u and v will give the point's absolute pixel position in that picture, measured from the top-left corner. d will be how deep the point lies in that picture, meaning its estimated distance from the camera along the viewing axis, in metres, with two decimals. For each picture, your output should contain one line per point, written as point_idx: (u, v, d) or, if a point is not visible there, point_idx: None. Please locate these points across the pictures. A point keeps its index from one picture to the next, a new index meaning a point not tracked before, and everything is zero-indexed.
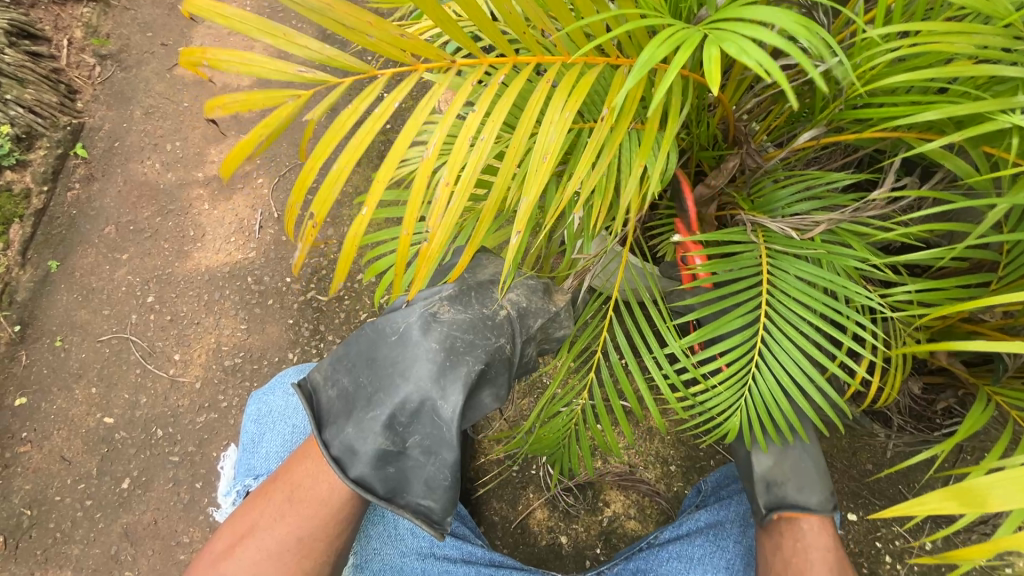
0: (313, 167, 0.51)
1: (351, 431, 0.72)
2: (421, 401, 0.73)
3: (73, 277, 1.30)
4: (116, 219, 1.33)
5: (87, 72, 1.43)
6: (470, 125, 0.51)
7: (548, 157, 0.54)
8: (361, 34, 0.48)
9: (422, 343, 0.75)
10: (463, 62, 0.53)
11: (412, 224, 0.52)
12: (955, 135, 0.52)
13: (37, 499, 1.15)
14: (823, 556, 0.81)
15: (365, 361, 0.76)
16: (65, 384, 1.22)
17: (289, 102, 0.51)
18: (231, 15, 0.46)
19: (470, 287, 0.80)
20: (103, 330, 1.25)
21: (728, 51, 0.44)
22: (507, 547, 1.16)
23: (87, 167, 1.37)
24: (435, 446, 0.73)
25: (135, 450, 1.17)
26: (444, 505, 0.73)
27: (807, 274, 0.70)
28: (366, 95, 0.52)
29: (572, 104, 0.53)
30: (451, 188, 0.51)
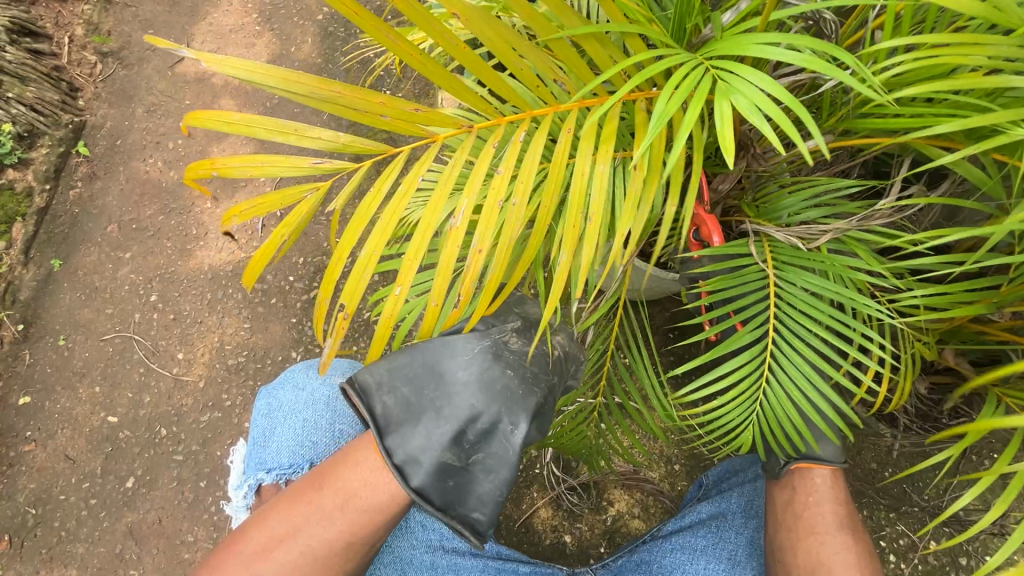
0: (344, 259, 0.51)
1: (416, 440, 0.70)
2: (492, 423, 0.73)
3: (76, 276, 1.29)
4: (118, 218, 1.32)
5: (89, 70, 1.42)
6: (498, 190, 0.53)
7: (590, 215, 0.54)
8: (374, 116, 0.50)
9: (496, 367, 0.74)
10: (481, 124, 0.54)
11: (441, 295, 0.54)
12: (971, 148, 0.51)
13: (41, 498, 1.15)
14: (834, 507, 0.82)
15: (431, 374, 0.75)
16: (68, 383, 1.22)
17: (306, 197, 0.52)
18: (238, 120, 0.47)
19: (531, 323, 0.81)
20: (107, 329, 1.25)
21: (739, 103, 0.46)
22: (511, 546, 1.15)
23: (89, 166, 1.37)
24: (497, 465, 0.72)
25: (139, 449, 1.17)
26: (492, 520, 0.72)
27: (814, 285, 0.69)
28: (386, 176, 0.53)
29: (603, 154, 0.55)
30: (485, 254, 0.52)
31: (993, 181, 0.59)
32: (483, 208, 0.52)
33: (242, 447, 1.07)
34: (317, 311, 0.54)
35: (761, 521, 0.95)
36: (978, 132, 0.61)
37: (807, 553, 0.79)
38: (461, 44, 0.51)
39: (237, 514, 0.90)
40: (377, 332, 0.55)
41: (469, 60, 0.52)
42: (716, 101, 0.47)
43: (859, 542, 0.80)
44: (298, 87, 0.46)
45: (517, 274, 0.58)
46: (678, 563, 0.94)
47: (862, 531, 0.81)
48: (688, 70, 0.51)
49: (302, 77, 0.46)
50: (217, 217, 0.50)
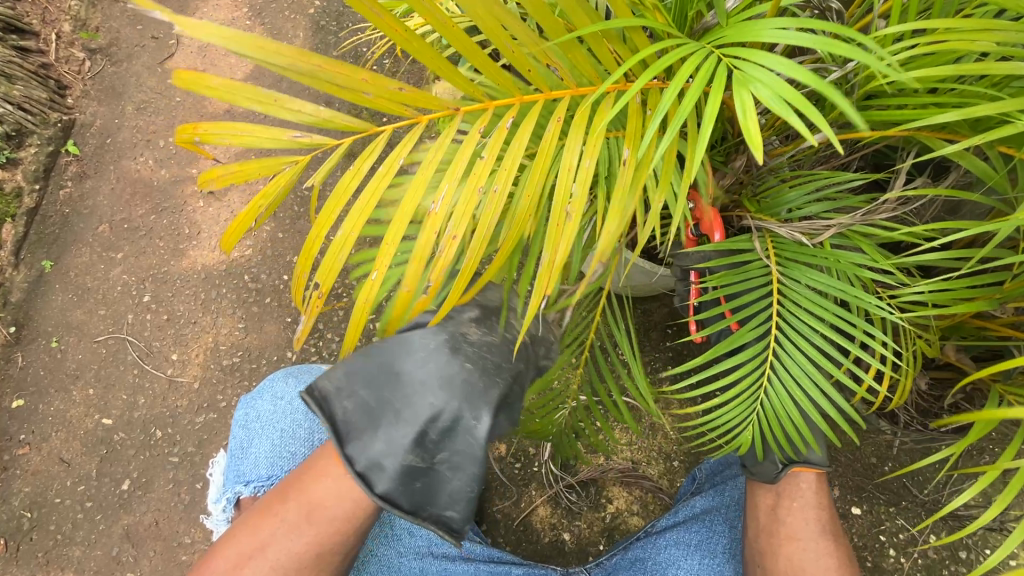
0: (320, 236, 0.52)
1: (378, 445, 0.68)
2: (454, 419, 0.70)
3: (68, 277, 1.28)
4: (110, 218, 1.31)
5: (77, 67, 1.40)
6: (479, 177, 0.52)
7: (572, 211, 0.53)
8: (357, 93, 0.48)
9: (454, 362, 0.71)
10: (467, 107, 0.53)
11: (413, 281, 0.54)
12: (977, 139, 0.49)
13: (37, 502, 1.14)
14: (817, 514, 0.81)
15: (388, 374, 0.72)
16: (62, 386, 1.21)
17: (285, 170, 0.52)
18: (217, 85, 0.44)
19: (490, 311, 0.79)
20: (100, 331, 1.24)
21: (759, 94, 0.44)
22: (510, 544, 1.15)
23: (79, 165, 1.35)
24: (463, 461, 0.69)
25: (134, 451, 1.16)
26: (467, 517, 0.70)
27: (818, 282, 0.68)
28: (369, 153, 0.52)
29: (591, 148, 0.53)
30: (458, 240, 0.52)
31: (999, 175, 0.57)
32: (461, 195, 0.52)
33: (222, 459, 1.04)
34: (295, 281, 0.56)
35: None
36: (984, 124, 0.59)
37: (788, 560, 0.79)
38: (451, 22, 0.49)
39: (218, 527, 0.90)
40: (351, 318, 0.57)
41: (458, 40, 0.50)
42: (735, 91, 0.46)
43: (840, 548, 0.80)
44: (279, 57, 0.44)
45: (492, 267, 0.57)
46: (674, 559, 0.92)
47: (842, 534, 0.81)
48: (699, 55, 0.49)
49: (281, 49, 0.43)
50: (196, 180, 0.50)
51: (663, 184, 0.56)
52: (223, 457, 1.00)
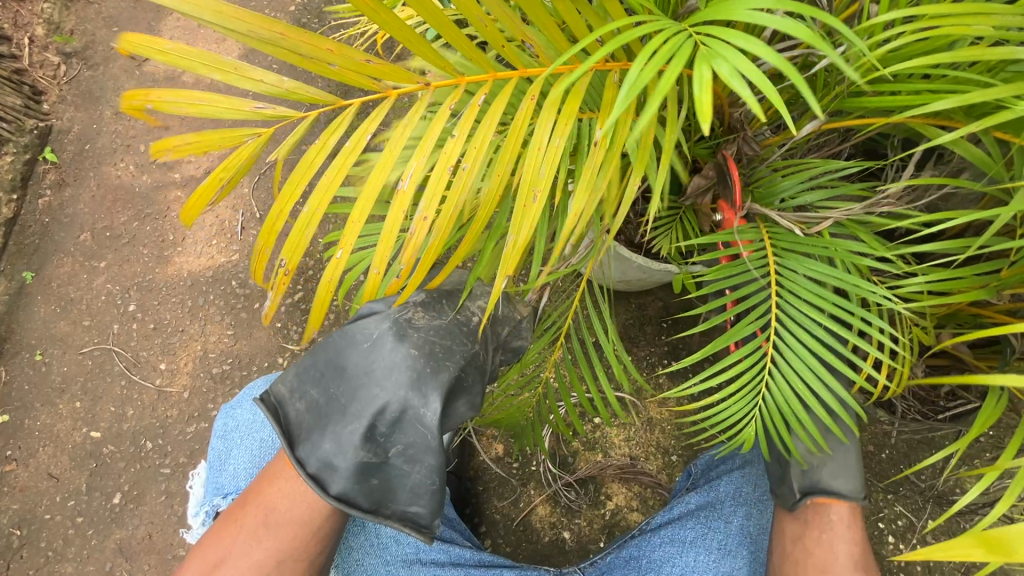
0: (285, 213, 0.48)
1: (328, 445, 0.66)
2: (402, 409, 0.67)
3: (50, 288, 1.25)
4: (91, 226, 1.28)
5: (52, 72, 1.37)
6: (450, 155, 0.49)
7: (539, 192, 0.51)
8: (322, 63, 0.45)
9: (398, 350, 0.68)
10: (438, 80, 0.49)
11: (383, 263, 0.51)
12: (973, 126, 0.48)
13: (26, 519, 1.12)
14: (850, 547, 0.79)
15: (335, 371, 0.69)
16: (48, 400, 1.18)
17: (248, 142, 0.48)
18: (171, 50, 0.41)
19: (441, 295, 0.75)
20: (85, 342, 1.21)
21: (720, 70, 0.42)
22: (509, 545, 1.14)
23: (57, 172, 1.32)
24: (418, 453, 0.67)
25: (124, 464, 1.14)
26: (432, 509, 0.68)
27: (815, 272, 0.67)
28: (337, 127, 0.49)
29: (562, 125, 0.51)
30: (430, 221, 0.49)
31: (996, 163, 0.56)
32: (430, 174, 0.49)
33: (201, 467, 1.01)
34: (258, 266, 0.52)
35: (750, 509, 0.93)
36: (978, 110, 0.58)
37: None
38: None
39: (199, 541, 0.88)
40: (316, 297, 0.53)
41: (428, 12, 0.46)
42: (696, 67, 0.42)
43: None
44: (233, 20, 0.40)
45: (463, 246, 0.55)
46: (668, 557, 0.91)
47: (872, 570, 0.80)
48: (670, 32, 0.47)
49: (238, 12, 0.40)
50: (153, 149, 0.46)
51: (640, 164, 0.56)
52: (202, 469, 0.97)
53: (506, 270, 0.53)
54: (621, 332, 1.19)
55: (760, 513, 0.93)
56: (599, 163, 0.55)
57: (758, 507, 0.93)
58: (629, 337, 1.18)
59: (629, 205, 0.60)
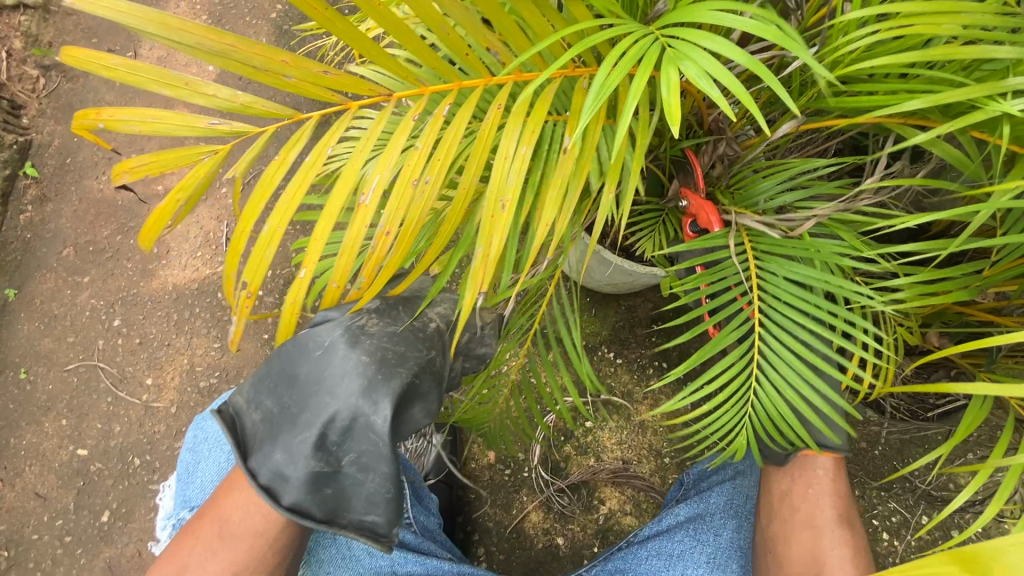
0: (245, 231, 0.48)
1: (280, 457, 0.64)
2: (352, 417, 0.66)
3: (34, 305, 1.24)
4: (74, 240, 1.27)
5: (31, 86, 1.35)
6: (413, 169, 0.49)
7: (506, 201, 0.50)
8: (276, 76, 0.45)
9: (350, 357, 0.67)
10: (400, 93, 0.49)
11: (343, 277, 0.51)
12: (946, 127, 0.48)
13: (14, 539, 1.11)
14: (834, 500, 0.80)
15: (287, 379, 0.68)
16: (33, 418, 1.17)
17: (204, 160, 0.47)
18: (117, 65, 0.41)
19: (397, 301, 0.73)
20: (69, 359, 1.20)
21: (688, 72, 0.42)
22: (503, 552, 1.13)
23: (38, 187, 1.30)
24: (373, 461, 0.66)
25: (112, 481, 1.13)
26: (389, 517, 0.67)
27: (798, 274, 0.66)
28: (294, 142, 0.49)
29: (528, 134, 0.50)
30: (392, 236, 0.49)
31: (974, 162, 0.55)
32: (394, 186, 0.49)
33: (171, 481, 1.00)
34: (220, 285, 0.51)
35: (740, 522, 0.92)
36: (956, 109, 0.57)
37: (802, 544, 0.80)
38: (380, 4, 0.44)
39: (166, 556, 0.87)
40: (281, 319, 0.52)
41: (387, 22, 0.45)
42: (663, 69, 0.43)
43: (857, 537, 0.79)
44: (180, 34, 0.40)
45: (428, 257, 0.55)
46: (655, 570, 0.90)
47: (858, 523, 0.81)
48: (635, 35, 0.46)
49: (183, 24, 0.40)
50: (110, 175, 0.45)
51: (613, 172, 0.55)
52: (172, 481, 0.95)
53: (474, 285, 0.52)
54: (611, 335, 1.18)
55: (750, 526, 0.93)
56: (569, 171, 0.54)
57: (749, 520, 0.93)
58: (619, 340, 1.18)
59: (604, 214, 0.57)
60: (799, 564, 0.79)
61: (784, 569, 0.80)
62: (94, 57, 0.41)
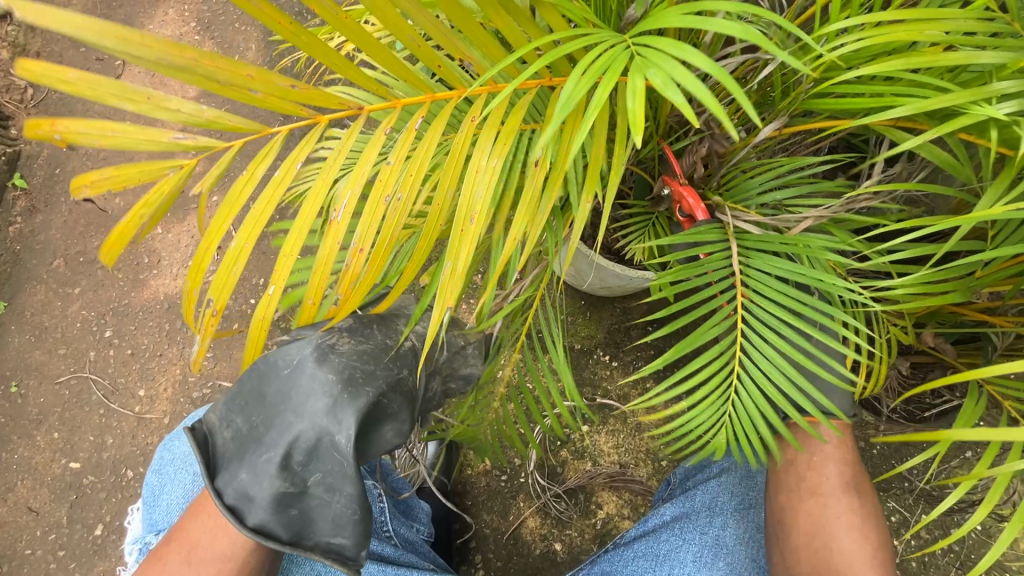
0: (211, 247, 0.47)
1: (246, 477, 0.64)
2: (318, 438, 0.65)
3: (24, 317, 1.23)
4: (64, 252, 1.26)
5: (19, 96, 1.34)
6: (386, 184, 0.48)
7: (476, 216, 0.49)
8: (243, 91, 0.44)
9: (317, 375, 0.66)
10: (370, 106, 0.49)
11: (316, 294, 0.51)
12: (934, 133, 0.48)
13: (7, 555, 1.10)
14: (840, 468, 0.79)
15: (257, 398, 0.67)
16: (25, 432, 1.16)
17: (169, 175, 0.47)
18: (73, 79, 0.39)
19: (372, 319, 0.74)
20: (61, 371, 1.19)
21: (654, 81, 0.40)
22: (501, 559, 1.13)
23: (28, 198, 1.29)
24: (338, 481, 0.65)
25: (105, 494, 1.12)
26: (356, 539, 0.66)
27: (783, 270, 0.65)
28: (263, 157, 0.48)
29: (501, 146, 0.50)
30: (366, 254, 0.49)
31: (963, 165, 0.55)
32: (366, 202, 0.48)
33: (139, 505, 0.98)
34: (186, 303, 0.51)
35: (726, 518, 0.90)
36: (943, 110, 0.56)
37: (809, 514, 0.78)
38: (346, 16, 0.44)
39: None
40: (248, 336, 0.51)
41: (354, 33, 0.45)
42: (629, 77, 0.41)
43: (865, 504, 0.78)
44: (141, 48, 0.39)
45: (405, 275, 0.54)
46: (642, 571, 0.90)
47: (868, 489, 0.80)
48: (605, 45, 0.45)
49: (145, 39, 0.39)
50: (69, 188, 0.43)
51: (591, 182, 0.54)
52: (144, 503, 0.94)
53: (443, 300, 0.51)
54: (606, 338, 1.18)
55: (736, 522, 0.90)
56: (541, 184, 0.55)
57: (734, 517, 0.91)
58: (614, 343, 1.17)
59: (581, 224, 0.56)
60: (805, 534, 0.78)
61: (791, 538, 0.79)
62: (47, 68, 0.39)
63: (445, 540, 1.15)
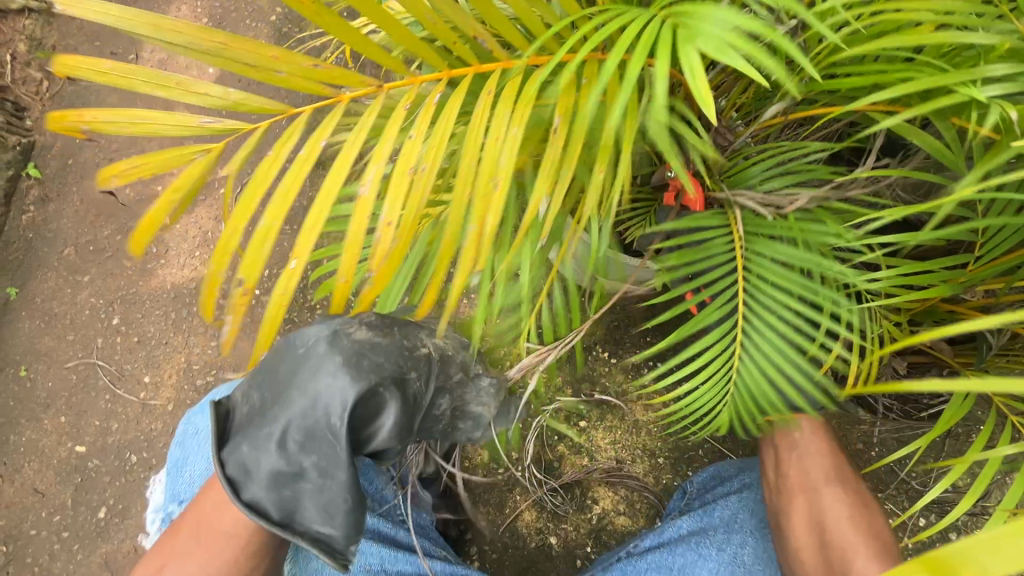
0: (237, 230, 0.47)
1: (248, 450, 0.65)
2: (317, 421, 0.66)
3: (34, 303, 1.26)
4: (75, 240, 1.28)
5: (34, 88, 1.37)
6: (408, 158, 0.48)
7: (500, 180, 0.48)
8: (268, 71, 0.46)
9: (328, 359, 0.67)
10: (389, 82, 0.50)
11: (349, 271, 0.48)
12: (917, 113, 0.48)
13: (13, 534, 1.13)
14: (820, 456, 0.82)
15: (271, 375, 0.69)
16: (33, 415, 1.19)
17: (198, 159, 0.49)
18: (109, 69, 0.42)
19: (393, 318, 0.75)
20: (69, 357, 1.22)
21: (706, 48, 0.42)
22: (496, 551, 1.14)
23: (41, 188, 1.32)
24: (331, 466, 0.66)
25: (109, 477, 1.14)
26: (345, 531, 0.67)
27: (783, 255, 0.66)
28: (287, 138, 0.50)
29: (519, 114, 0.50)
30: (395, 227, 0.47)
31: (953, 149, 0.56)
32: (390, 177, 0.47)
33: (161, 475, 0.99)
34: (205, 295, 0.48)
35: (744, 537, 0.90)
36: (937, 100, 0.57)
37: (800, 508, 0.80)
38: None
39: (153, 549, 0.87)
40: (267, 312, 0.47)
41: (377, 13, 0.46)
42: (679, 48, 0.44)
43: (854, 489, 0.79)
44: (172, 34, 0.42)
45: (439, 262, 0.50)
46: None
47: (855, 479, 0.81)
48: (640, 18, 0.49)
49: (178, 25, 0.42)
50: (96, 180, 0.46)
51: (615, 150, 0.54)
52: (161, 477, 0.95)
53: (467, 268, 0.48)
54: (605, 334, 1.18)
55: (756, 541, 0.90)
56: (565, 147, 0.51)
57: (756, 536, 0.91)
58: (613, 340, 1.18)
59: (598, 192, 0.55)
60: (802, 531, 0.79)
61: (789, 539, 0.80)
62: (89, 63, 0.42)
63: (443, 530, 1.16)
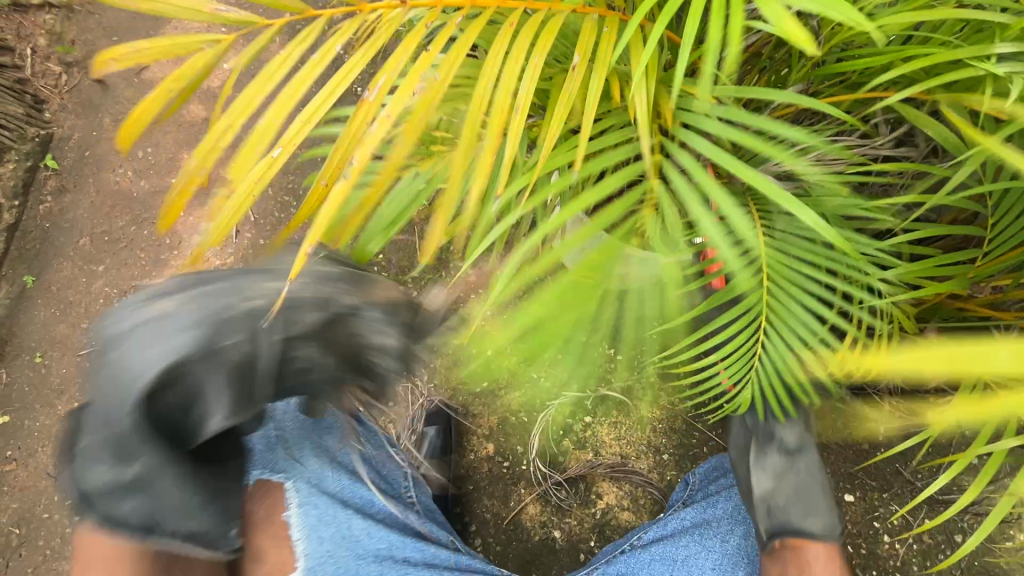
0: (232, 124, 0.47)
1: (79, 463, 0.58)
2: (127, 422, 0.55)
3: (50, 292, 1.28)
4: (90, 230, 1.31)
5: (53, 81, 1.40)
6: (416, 41, 0.50)
7: (495, 113, 0.51)
8: None
9: (134, 340, 0.56)
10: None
11: (331, 174, 0.48)
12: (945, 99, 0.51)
13: (25, 517, 1.15)
14: None
15: (86, 377, 0.59)
16: (47, 401, 1.21)
17: (204, 49, 0.48)
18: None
19: (224, 278, 0.60)
20: (83, 345, 1.24)
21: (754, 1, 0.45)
22: (500, 544, 1.15)
23: (58, 179, 1.35)
24: (165, 464, 0.59)
25: None
26: (213, 522, 0.64)
27: (804, 228, 0.68)
28: (301, 40, 0.50)
29: (539, 48, 0.54)
30: (393, 121, 0.45)
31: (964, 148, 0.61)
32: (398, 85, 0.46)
33: None
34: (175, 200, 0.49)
35: (746, 528, 1.01)
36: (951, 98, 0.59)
37: None
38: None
39: None
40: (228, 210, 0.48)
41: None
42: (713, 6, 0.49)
43: None
44: None
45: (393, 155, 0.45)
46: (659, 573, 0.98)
47: None
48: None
49: None
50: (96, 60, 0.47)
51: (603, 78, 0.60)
52: None
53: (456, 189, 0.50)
54: None
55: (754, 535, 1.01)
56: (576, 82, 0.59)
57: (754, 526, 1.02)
58: None
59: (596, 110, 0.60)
60: None
61: None
62: None
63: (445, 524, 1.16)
